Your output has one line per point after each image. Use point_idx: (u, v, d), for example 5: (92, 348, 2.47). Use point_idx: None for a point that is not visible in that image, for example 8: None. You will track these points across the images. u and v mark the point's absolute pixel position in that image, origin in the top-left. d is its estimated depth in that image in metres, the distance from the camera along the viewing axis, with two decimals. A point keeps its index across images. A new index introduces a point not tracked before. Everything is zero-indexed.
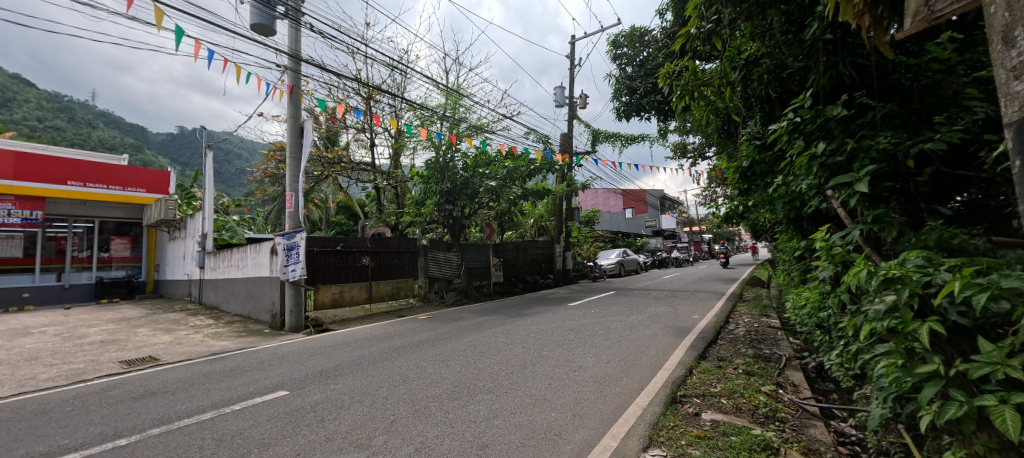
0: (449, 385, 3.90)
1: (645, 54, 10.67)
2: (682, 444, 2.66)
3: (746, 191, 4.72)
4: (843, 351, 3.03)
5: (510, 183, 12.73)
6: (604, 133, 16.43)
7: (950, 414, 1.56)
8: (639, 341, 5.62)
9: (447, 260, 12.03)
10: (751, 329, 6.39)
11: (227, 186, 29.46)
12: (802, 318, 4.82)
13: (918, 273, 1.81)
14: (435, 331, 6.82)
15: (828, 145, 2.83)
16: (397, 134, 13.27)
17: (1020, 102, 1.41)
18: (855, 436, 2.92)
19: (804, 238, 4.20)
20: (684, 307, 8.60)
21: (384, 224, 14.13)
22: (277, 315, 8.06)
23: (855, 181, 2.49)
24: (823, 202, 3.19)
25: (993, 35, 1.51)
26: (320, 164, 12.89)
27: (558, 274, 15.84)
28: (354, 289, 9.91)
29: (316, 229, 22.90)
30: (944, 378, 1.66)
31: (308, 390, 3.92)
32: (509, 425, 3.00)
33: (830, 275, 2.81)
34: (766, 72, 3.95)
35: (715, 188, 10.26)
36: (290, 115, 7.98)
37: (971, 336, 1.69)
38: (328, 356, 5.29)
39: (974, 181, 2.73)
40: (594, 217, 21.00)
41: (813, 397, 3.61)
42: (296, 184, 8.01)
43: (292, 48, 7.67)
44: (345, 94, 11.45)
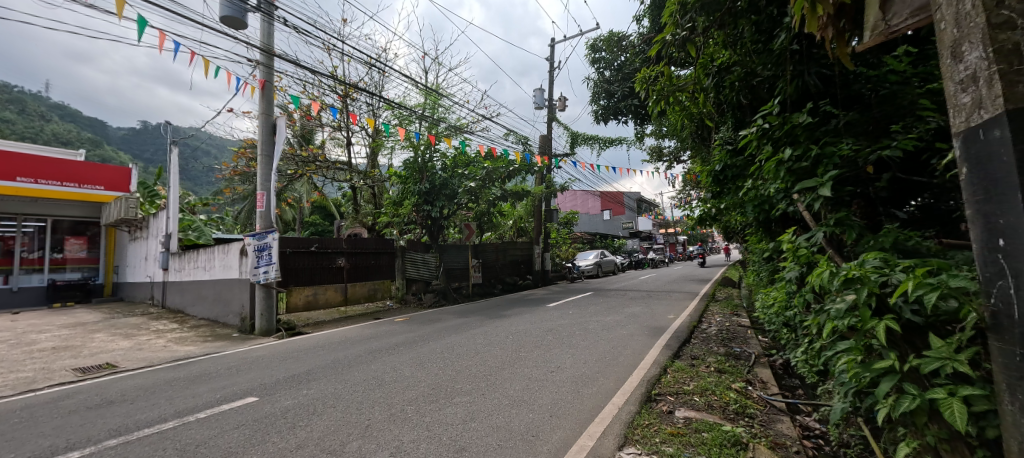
0: (426, 388, 3.86)
1: (623, 58, 10.87)
2: (656, 442, 2.71)
3: (719, 194, 4.87)
4: (808, 348, 3.16)
5: (489, 184, 12.69)
6: (582, 135, 16.66)
7: (904, 407, 1.64)
8: (615, 341, 5.70)
9: (425, 262, 11.92)
10: (722, 328, 6.61)
11: (195, 184, 28.32)
12: (770, 317, 4.99)
13: (876, 273, 1.91)
14: (413, 333, 6.74)
15: (794, 150, 2.95)
16: (374, 133, 13.06)
17: (967, 113, 1.51)
18: (818, 430, 3.05)
19: (773, 240, 4.37)
20: (660, 307, 8.78)
21: (360, 225, 13.88)
22: (247, 318, 7.79)
23: (819, 186, 2.60)
24: (790, 205, 3.32)
25: (944, 49, 1.61)
26: (294, 162, 12.47)
27: (537, 275, 15.94)
28: (329, 291, 9.68)
29: (289, 229, 22.28)
30: (899, 373, 1.75)
31: (279, 396, 3.79)
32: (486, 427, 2.99)
33: (796, 275, 2.92)
34: (737, 79, 4.08)
35: (689, 191, 10.54)
36: (262, 112, 7.74)
37: (923, 333, 1.79)
38: (301, 361, 5.15)
39: (927, 187, 2.90)
40: (572, 219, 21.24)
41: (780, 393, 3.75)
42: (267, 183, 7.76)
43: (264, 43, 7.44)
44: (321, 91, 11.19)
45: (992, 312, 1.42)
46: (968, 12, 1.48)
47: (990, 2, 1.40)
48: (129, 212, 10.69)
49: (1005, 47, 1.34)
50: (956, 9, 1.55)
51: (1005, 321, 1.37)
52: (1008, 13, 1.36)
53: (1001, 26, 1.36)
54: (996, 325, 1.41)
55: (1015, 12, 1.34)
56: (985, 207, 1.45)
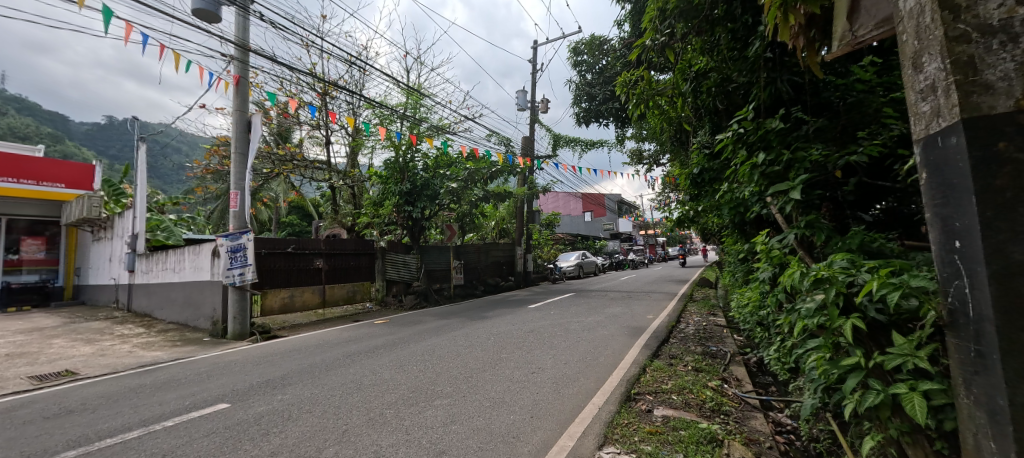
0: (406, 391, 3.81)
1: (604, 62, 11.01)
2: (635, 441, 2.74)
3: (696, 196, 4.98)
4: (780, 346, 3.26)
5: (471, 185, 12.64)
6: (565, 137, 16.79)
7: (869, 402, 1.71)
8: (596, 342, 5.76)
9: (405, 263, 11.79)
10: (699, 327, 6.76)
11: (165, 183, 27.24)
12: (745, 317, 5.13)
13: (843, 274, 1.99)
14: (393, 335, 6.65)
15: (768, 155, 3.04)
16: (355, 132, 12.84)
17: (926, 121, 1.59)
18: (789, 426, 3.15)
19: (747, 241, 4.49)
20: (640, 308, 8.92)
21: (339, 225, 13.62)
22: (219, 322, 7.54)
23: (791, 189, 2.69)
24: (763, 208, 3.42)
25: (905, 60, 1.69)
26: (270, 161, 12.07)
27: (519, 276, 15.95)
28: (306, 294, 9.44)
29: (265, 229, 21.69)
30: (865, 369, 1.83)
31: (252, 402, 3.67)
32: (467, 429, 2.96)
33: (769, 276, 3.01)
34: (713, 85, 4.18)
35: (669, 194, 10.75)
36: (236, 109, 7.51)
37: (887, 330, 1.87)
38: (276, 365, 5.01)
39: (892, 191, 3.03)
40: (554, 220, 21.40)
41: (754, 390, 3.86)
42: (242, 182, 7.53)
43: (239, 38, 7.23)
44: (299, 89, 10.93)
45: (950, 310, 1.49)
46: (927, 25, 1.56)
47: (947, 16, 1.47)
48: (92, 211, 10.19)
49: (960, 59, 1.42)
50: (916, 22, 1.62)
51: (961, 319, 1.45)
52: (964, 27, 1.43)
53: (957, 39, 1.44)
54: (953, 323, 1.48)
55: (970, 27, 1.42)
56: (943, 211, 1.52)
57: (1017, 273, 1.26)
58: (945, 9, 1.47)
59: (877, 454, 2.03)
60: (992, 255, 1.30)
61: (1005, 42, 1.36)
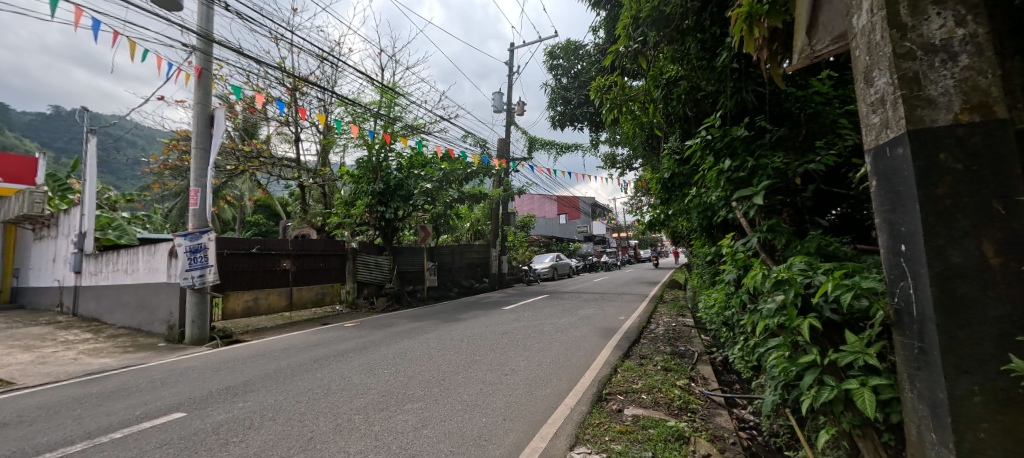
0: (376, 396, 3.72)
1: (579, 67, 11.17)
2: (606, 440, 2.78)
3: (667, 200, 5.13)
4: (744, 345, 3.38)
5: (446, 185, 12.51)
6: (540, 140, 16.92)
7: (824, 397, 1.79)
8: (569, 343, 5.81)
9: (378, 265, 11.53)
10: (668, 328, 6.93)
11: (117, 178, 25.67)
12: (711, 317, 5.31)
13: (801, 275, 2.08)
14: (364, 338, 6.49)
15: (733, 161, 3.15)
16: (325, 130, 12.50)
17: (875, 132, 1.70)
18: (752, 422, 3.28)
19: (715, 245, 4.65)
20: (612, 309, 9.07)
21: (309, 226, 13.22)
22: (176, 326, 7.15)
23: (754, 194, 2.81)
24: (729, 212, 3.54)
25: (858, 74, 1.79)
26: (234, 157, 11.44)
27: (493, 279, 15.87)
28: (272, 296, 9.09)
29: (229, 229, 20.79)
30: (821, 366, 1.91)
31: (210, 410, 3.50)
32: (438, 433, 2.93)
33: (734, 277, 3.13)
34: (683, 92, 4.30)
35: (641, 198, 11.01)
36: (198, 102, 7.16)
37: (840, 329, 1.96)
38: (239, 371, 4.80)
39: (846, 198, 3.21)
40: (529, 222, 21.52)
41: (719, 388, 3.99)
42: (203, 179, 7.19)
43: (202, 27, 6.90)
44: (267, 83, 10.53)
45: (897, 309, 1.60)
46: (878, 42, 1.65)
47: (895, 34, 1.56)
48: (34, 207, 9.45)
49: (907, 74, 1.52)
50: (867, 39, 1.72)
51: (906, 318, 1.55)
52: (909, 45, 1.53)
53: (904, 56, 1.54)
54: (900, 322, 1.59)
55: (915, 45, 1.52)
56: (890, 216, 1.63)
57: (953, 274, 1.37)
58: (893, 28, 1.57)
59: (830, 447, 2.14)
60: (934, 257, 1.40)
61: (945, 60, 1.46)
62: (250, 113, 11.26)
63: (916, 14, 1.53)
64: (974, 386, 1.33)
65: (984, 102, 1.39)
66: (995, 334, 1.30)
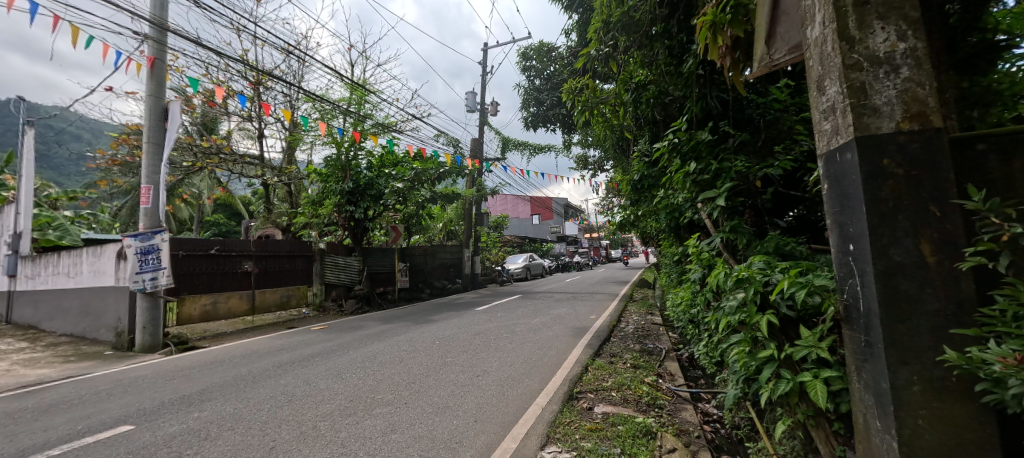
0: (343, 401, 3.62)
1: (552, 68, 11.28)
2: (576, 438, 2.82)
3: (637, 201, 5.27)
4: (708, 342, 3.51)
5: (418, 185, 12.25)
6: (514, 141, 16.99)
7: (781, 390, 1.88)
8: (542, 342, 5.85)
9: (347, 266, 11.21)
10: (638, 326, 7.10)
11: (60, 173, 23.86)
12: (678, 315, 5.47)
13: (760, 274, 2.18)
14: (331, 342, 6.30)
15: (698, 164, 3.25)
16: (292, 126, 12.06)
17: (826, 138, 1.80)
18: (715, 415, 3.40)
19: (682, 245, 4.79)
20: (584, 308, 9.20)
21: (273, 226, 12.71)
22: (124, 333, 6.70)
23: (717, 196, 2.93)
24: (695, 213, 3.66)
25: (812, 83, 1.89)
26: (192, 153, 10.74)
27: (466, 279, 15.73)
28: (232, 299, 8.66)
29: (186, 229, 19.77)
30: (777, 360, 2.00)
31: (162, 422, 3.29)
32: (408, 437, 2.87)
33: (699, 276, 3.24)
34: (652, 97, 4.39)
35: (612, 198, 11.22)
36: (150, 94, 6.75)
37: (796, 324, 2.06)
38: (195, 379, 4.55)
39: (802, 200, 3.39)
40: (503, 222, 21.59)
41: (685, 384, 4.12)
42: (155, 176, 6.76)
43: (155, 15, 6.50)
44: (228, 76, 10.05)
45: (846, 305, 1.69)
46: (829, 53, 1.75)
47: (844, 46, 1.66)
48: None
49: (855, 84, 1.62)
50: (820, 50, 1.82)
51: (854, 313, 1.65)
52: (857, 56, 1.63)
53: (852, 67, 1.64)
54: (848, 317, 1.69)
55: (862, 57, 1.62)
56: (840, 218, 1.72)
57: (896, 272, 1.47)
58: (843, 40, 1.66)
59: (787, 437, 2.24)
60: (878, 256, 1.50)
61: (888, 72, 1.57)
62: (209, 107, 10.71)
63: (862, 27, 1.63)
64: (913, 376, 1.43)
65: (922, 112, 1.49)
66: (931, 327, 1.41)
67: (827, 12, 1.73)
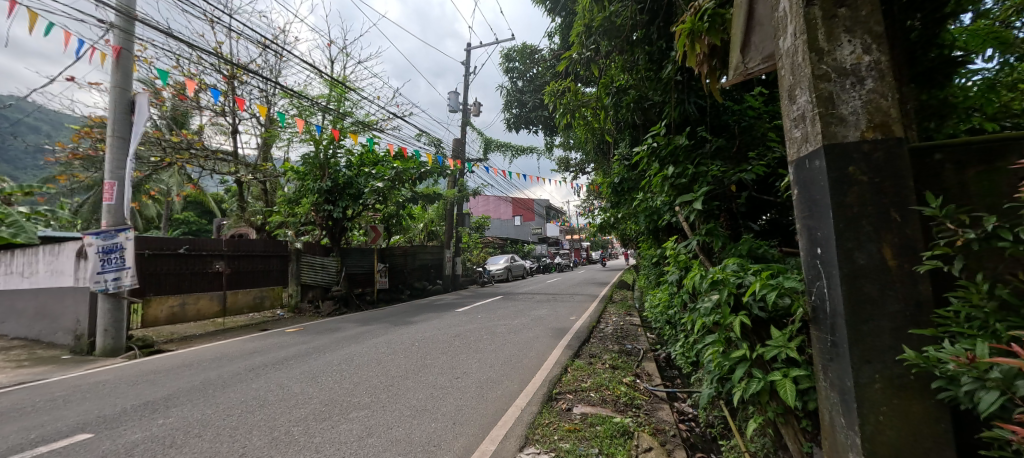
0: (318, 405, 3.53)
1: (535, 70, 11.33)
2: (554, 439, 2.83)
3: (617, 204, 5.36)
4: (684, 343, 3.59)
5: (399, 185, 11.83)
6: (496, 142, 17.00)
7: (752, 389, 1.93)
8: (522, 343, 5.87)
9: (324, 266, 11.01)
10: (617, 327, 7.21)
11: (14, 166, 22.55)
12: (656, 316, 5.56)
13: (733, 276, 2.24)
14: (307, 345, 6.15)
15: (676, 168, 3.31)
16: (267, 123, 11.72)
17: (797, 145, 1.87)
18: (690, 414, 3.48)
19: (660, 247, 4.89)
20: (564, 309, 9.27)
21: (247, 225, 12.32)
22: (84, 336, 6.37)
23: (694, 200, 3.00)
24: (673, 216, 3.73)
25: (784, 91, 1.95)
26: (160, 148, 10.14)
27: (447, 281, 15.63)
28: (202, 301, 8.34)
29: (153, 227, 19.00)
30: (749, 360, 2.06)
31: (123, 430, 3.14)
32: (385, 441, 2.83)
33: (676, 278, 3.31)
34: (632, 101, 4.44)
35: (592, 201, 11.37)
36: (116, 85, 6.47)
37: (767, 326, 2.12)
38: (161, 384, 4.36)
39: (774, 205, 3.51)
40: (484, 223, 21.57)
41: (661, 383, 4.20)
42: (120, 171, 6.45)
43: (121, 3, 6.22)
44: (200, 69, 9.70)
45: (814, 306, 1.76)
46: (800, 64, 1.81)
47: (813, 57, 1.72)
48: None
49: (823, 94, 1.68)
50: (791, 60, 1.88)
51: (821, 314, 1.71)
52: (826, 67, 1.69)
53: (821, 77, 1.70)
54: (815, 317, 1.76)
55: (830, 68, 1.68)
56: (809, 222, 1.78)
57: (860, 274, 1.53)
58: (812, 51, 1.72)
59: (758, 435, 2.31)
60: (843, 259, 1.56)
61: (855, 83, 1.64)
62: (179, 101, 10.30)
63: (830, 40, 1.69)
64: (875, 374, 1.49)
65: (885, 122, 1.57)
66: (891, 327, 1.48)
67: (798, 24, 1.79)
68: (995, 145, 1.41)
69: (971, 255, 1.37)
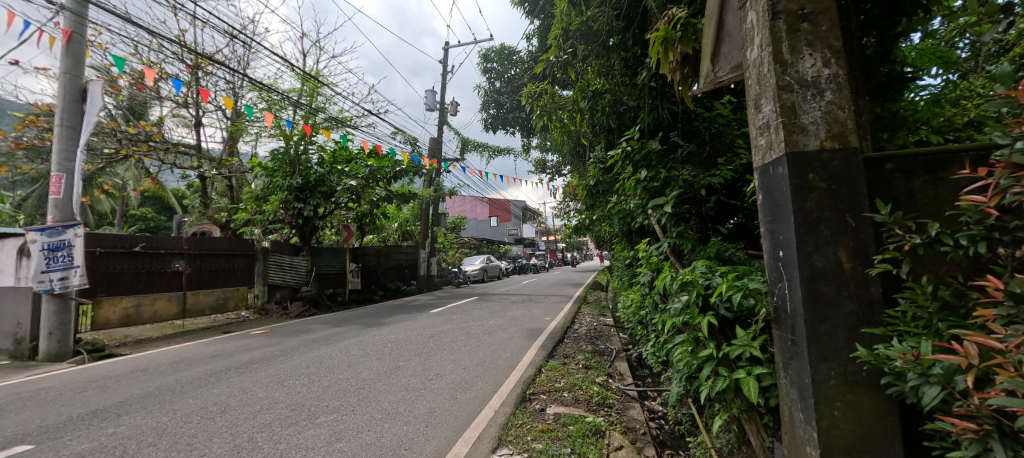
0: (284, 410, 3.41)
1: (513, 72, 11.37)
2: (527, 440, 2.84)
3: (592, 205, 5.44)
4: (655, 343, 3.67)
5: (372, 184, 11.59)
6: (473, 142, 16.93)
7: (718, 387, 2.00)
8: (496, 344, 5.86)
9: (293, 266, 10.69)
10: (590, 327, 7.31)
11: None
12: (629, 317, 5.66)
13: (702, 278, 2.31)
14: (273, 347, 5.93)
15: (649, 172, 3.37)
16: (234, 116, 11.26)
17: (762, 152, 1.94)
18: (660, 412, 3.57)
19: (633, 249, 4.99)
20: (539, 310, 9.33)
21: (210, 222, 11.78)
22: (25, 340, 5.93)
23: (666, 203, 3.08)
24: (646, 219, 3.81)
25: (751, 100, 2.03)
26: (115, 139, 9.54)
27: (421, 281, 15.42)
28: (159, 302, 7.91)
29: (105, 223, 17.92)
30: (716, 359, 2.12)
31: (68, 440, 2.93)
32: (354, 446, 2.77)
33: (648, 279, 3.38)
34: (608, 105, 4.50)
35: (568, 202, 11.49)
36: (66, 71, 6.06)
37: (733, 326, 2.20)
38: (112, 390, 4.11)
39: (740, 209, 3.66)
40: (460, 224, 21.48)
41: (633, 382, 4.28)
42: (69, 164, 6.04)
43: None
44: (162, 58, 9.21)
45: (775, 307, 1.84)
46: (765, 74, 1.88)
47: (778, 68, 1.80)
48: None
49: (786, 104, 1.75)
50: (757, 70, 1.96)
51: (782, 315, 1.79)
52: (788, 79, 1.77)
53: (785, 88, 1.77)
54: (777, 317, 1.84)
55: (793, 79, 1.76)
56: (772, 226, 1.86)
57: (818, 276, 1.61)
58: (777, 63, 1.80)
59: (723, 431, 2.39)
60: (803, 262, 1.64)
61: (815, 94, 1.72)
62: (137, 90, 9.74)
63: (793, 53, 1.77)
64: (831, 370, 1.56)
65: (842, 132, 1.66)
66: (846, 326, 1.56)
67: (764, 36, 1.87)
68: (939, 157, 1.52)
69: (918, 259, 1.46)
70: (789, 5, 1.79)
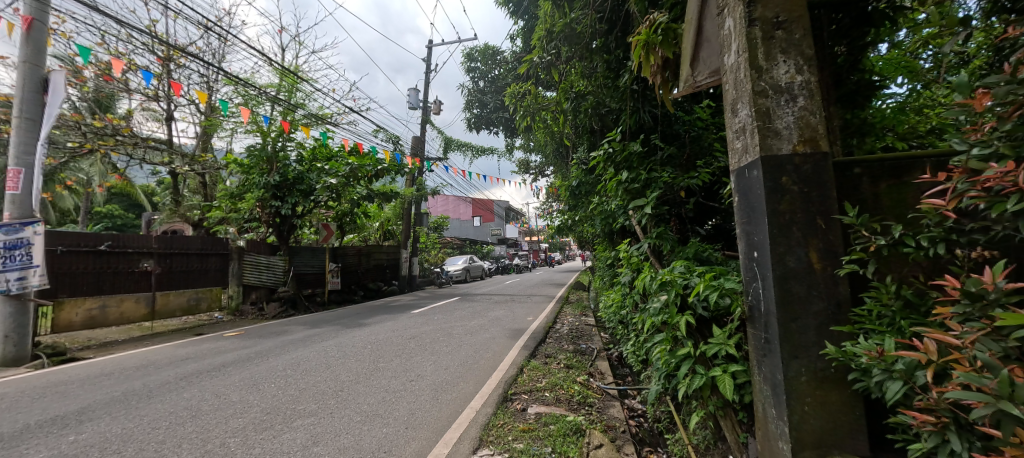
0: (258, 414, 3.32)
1: (497, 72, 11.35)
2: (508, 440, 2.84)
3: (574, 206, 5.48)
4: (635, 342, 3.72)
5: (353, 182, 11.34)
6: (456, 141, 16.82)
7: (695, 384, 2.04)
8: (478, 345, 5.84)
9: (269, 265, 10.41)
10: (572, 327, 7.37)
11: None
12: (610, 316, 5.73)
13: (680, 278, 2.35)
14: (248, 349, 5.75)
15: (630, 173, 3.42)
16: (208, 110, 10.91)
17: (738, 155, 1.99)
18: (639, 410, 3.62)
19: (614, 249, 5.05)
20: (521, 310, 9.35)
21: (182, 221, 11.36)
22: None
23: (646, 204, 3.13)
24: (627, 219, 3.86)
25: (728, 103, 2.08)
26: (79, 133, 9.05)
27: (403, 281, 15.23)
28: (126, 303, 7.59)
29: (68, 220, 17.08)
30: (693, 357, 2.17)
31: (24, 449, 2.79)
32: (331, 450, 2.71)
33: (628, 279, 3.43)
34: (590, 107, 4.55)
35: (551, 203, 11.55)
36: (26, 60, 5.75)
37: (709, 325, 2.25)
38: (74, 396, 3.92)
39: (718, 211, 3.76)
40: (443, 223, 21.34)
41: (614, 381, 4.34)
42: (28, 157, 5.73)
43: None
44: (133, 50, 8.84)
45: (750, 306, 1.89)
46: (742, 80, 1.94)
47: (754, 74, 1.85)
48: None
49: (761, 109, 1.81)
50: (734, 75, 2.01)
51: (756, 314, 1.84)
52: (764, 84, 1.83)
53: (760, 93, 1.83)
54: (751, 316, 1.89)
55: (768, 85, 1.82)
56: (747, 227, 1.91)
57: (790, 276, 1.66)
58: (752, 69, 1.85)
59: (700, 427, 2.44)
60: (776, 262, 1.69)
61: (788, 100, 1.78)
62: (103, 82, 9.33)
63: (768, 59, 1.82)
64: (802, 367, 1.61)
65: (813, 137, 1.72)
66: (816, 324, 1.62)
67: (741, 42, 1.92)
68: (903, 163, 1.59)
69: (882, 260, 1.53)
70: (765, 12, 1.84)
